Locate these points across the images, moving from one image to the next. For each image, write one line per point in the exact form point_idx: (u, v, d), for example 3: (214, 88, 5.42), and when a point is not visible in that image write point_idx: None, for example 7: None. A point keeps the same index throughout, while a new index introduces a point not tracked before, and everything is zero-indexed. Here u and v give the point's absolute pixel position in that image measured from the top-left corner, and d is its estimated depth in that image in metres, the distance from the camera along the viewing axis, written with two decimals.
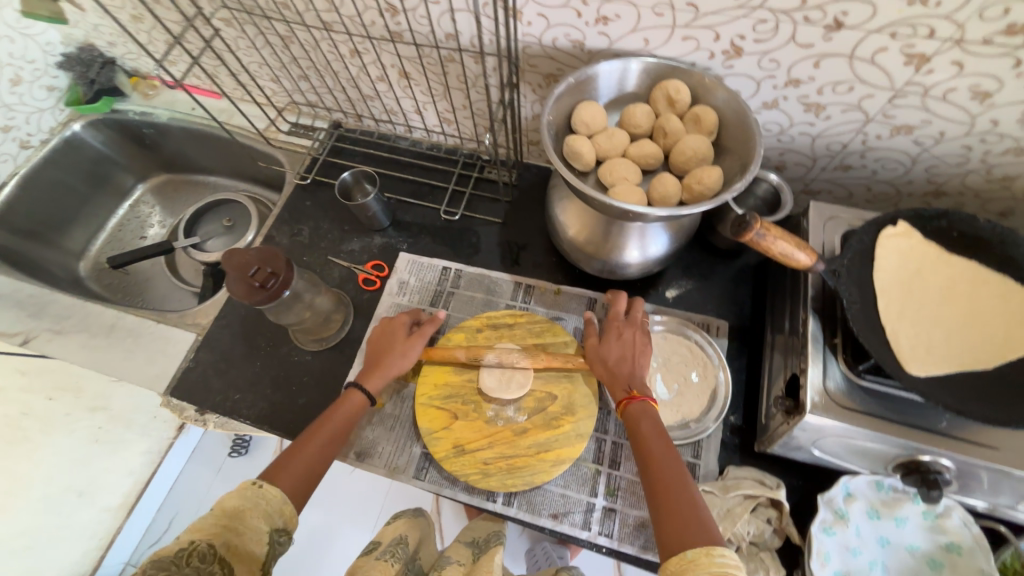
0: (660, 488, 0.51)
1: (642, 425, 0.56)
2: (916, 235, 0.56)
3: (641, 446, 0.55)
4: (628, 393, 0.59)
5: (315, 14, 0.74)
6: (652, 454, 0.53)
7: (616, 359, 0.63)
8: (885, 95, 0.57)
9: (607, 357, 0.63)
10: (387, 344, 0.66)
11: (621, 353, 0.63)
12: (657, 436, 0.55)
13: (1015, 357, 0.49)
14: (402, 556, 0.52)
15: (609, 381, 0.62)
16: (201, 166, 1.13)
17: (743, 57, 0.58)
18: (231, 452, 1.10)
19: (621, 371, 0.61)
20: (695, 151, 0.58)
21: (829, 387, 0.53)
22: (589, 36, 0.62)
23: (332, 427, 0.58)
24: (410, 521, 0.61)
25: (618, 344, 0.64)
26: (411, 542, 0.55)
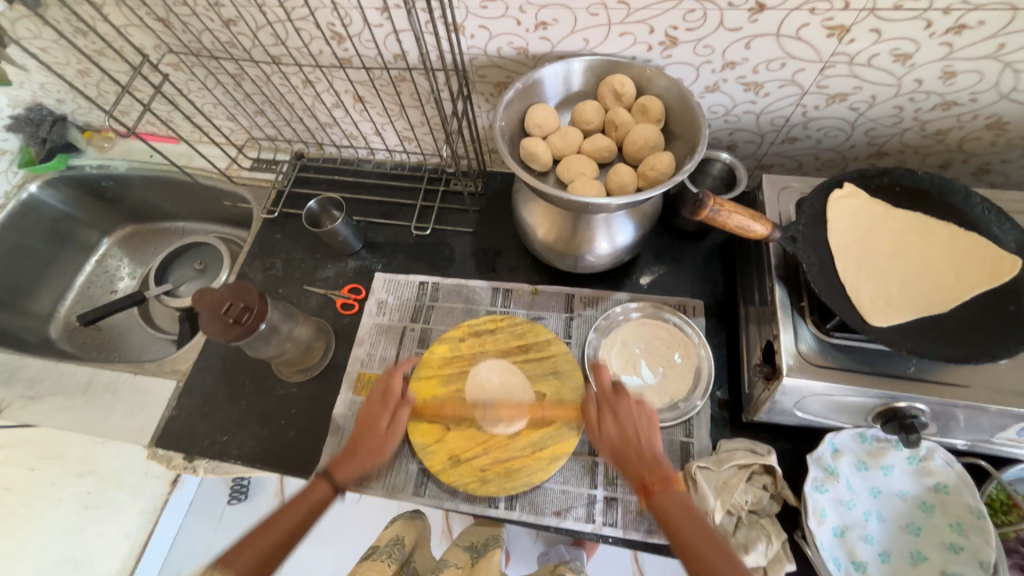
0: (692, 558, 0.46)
1: (668, 511, 0.50)
2: (862, 194, 0.58)
3: (677, 540, 0.47)
4: (644, 483, 0.53)
5: (263, 48, 0.75)
6: (675, 526, 0.48)
7: (619, 440, 0.57)
8: (815, 68, 0.60)
9: (611, 441, 0.57)
10: (371, 418, 0.62)
11: (622, 431, 0.57)
12: (683, 513, 0.49)
13: (968, 297, 0.52)
14: (398, 557, 0.57)
15: (620, 464, 0.56)
16: (166, 213, 1.12)
17: (680, 47, 0.61)
18: (230, 500, 0.96)
19: (636, 450, 0.55)
20: (646, 140, 0.60)
21: (802, 349, 0.55)
22: (531, 41, 0.64)
23: (303, 504, 0.54)
24: (406, 522, 0.64)
25: (616, 425, 0.58)
26: (407, 542, 0.60)
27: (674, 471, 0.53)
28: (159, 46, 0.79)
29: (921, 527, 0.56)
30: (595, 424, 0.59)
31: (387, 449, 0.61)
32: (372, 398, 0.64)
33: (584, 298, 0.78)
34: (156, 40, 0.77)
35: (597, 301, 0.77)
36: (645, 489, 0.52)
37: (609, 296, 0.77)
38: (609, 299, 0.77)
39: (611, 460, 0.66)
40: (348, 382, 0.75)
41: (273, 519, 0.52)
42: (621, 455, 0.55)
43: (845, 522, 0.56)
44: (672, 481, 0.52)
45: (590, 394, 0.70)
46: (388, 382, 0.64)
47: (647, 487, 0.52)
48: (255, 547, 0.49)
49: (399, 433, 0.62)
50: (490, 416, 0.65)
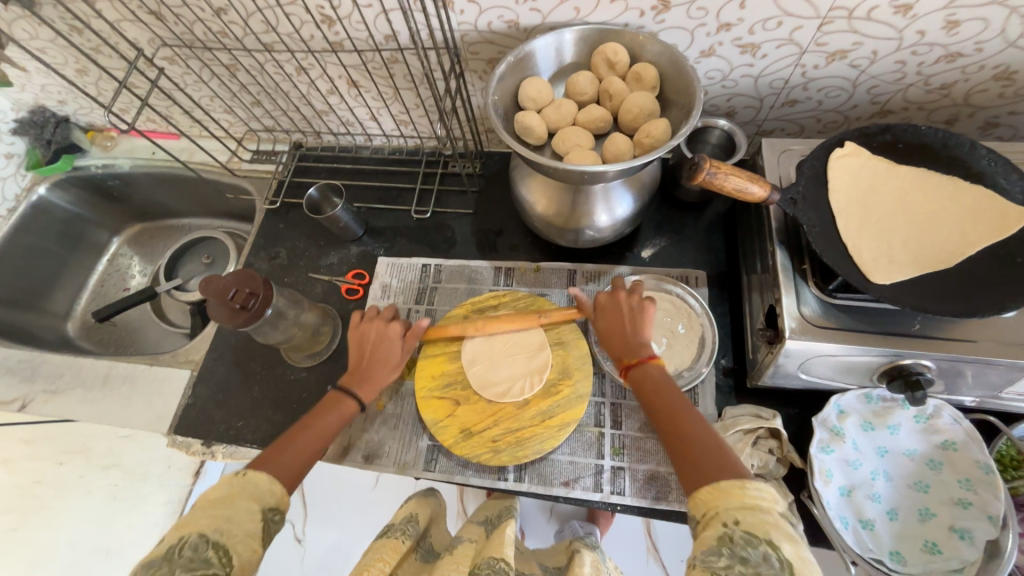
0: (670, 416, 0.50)
1: (648, 383, 0.54)
2: (864, 152, 0.57)
3: (656, 415, 0.51)
4: (625, 360, 0.57)
5: (255, 36, 0.75)
6: (653, 396, 0.53)
7: (608, 327, 0.60)
8: (813, 25, 0.59)
9: (603, 325, 0.60)
10: (383, 354, 0.64)
11: (619, 322, 0.59)
12: (665, 387, 0.53)
13: (974, 252, 0.51)
14: (412, 533, 0.58)
15: (606, 344, 0.60)
16: (172, 210, 1.14)
17: (672, 11, 0.60)
18: None
19: (622, 337, 0.58)
20: (641, 108, 0.60)
21: (805, 312, 0.55)
22: (522, 14, 0.63)
23: (325, 424, 0.57)
24: (419, 502, 0.66)
25: (610, 309, 0.60)
26: (421, 518, 0.62)
27: (655, 352, 0.56)
28: (153, 40, 0.79)
29: (930, 484, 0.56)
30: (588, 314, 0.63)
31: (401, 360, 0.65)
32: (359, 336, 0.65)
33: (586, 273, 0.78)
34: (150, 34, 0.78)
35: (599, 275, 0.77)
36: (625, 366, 0.57)
37: (611, 270, 0.77)
38: (611, 273, 0.77)
39: (618, 430, 0.67)
40: None
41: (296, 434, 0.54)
42: (610, 339, 0.59)
43: (852, 482, 0.57)
44: (653, 359, 0.56)
45: (595, 366, 0.71)
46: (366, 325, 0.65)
47: (628, 363, 0.57)
48: (292, 447, 0.53)
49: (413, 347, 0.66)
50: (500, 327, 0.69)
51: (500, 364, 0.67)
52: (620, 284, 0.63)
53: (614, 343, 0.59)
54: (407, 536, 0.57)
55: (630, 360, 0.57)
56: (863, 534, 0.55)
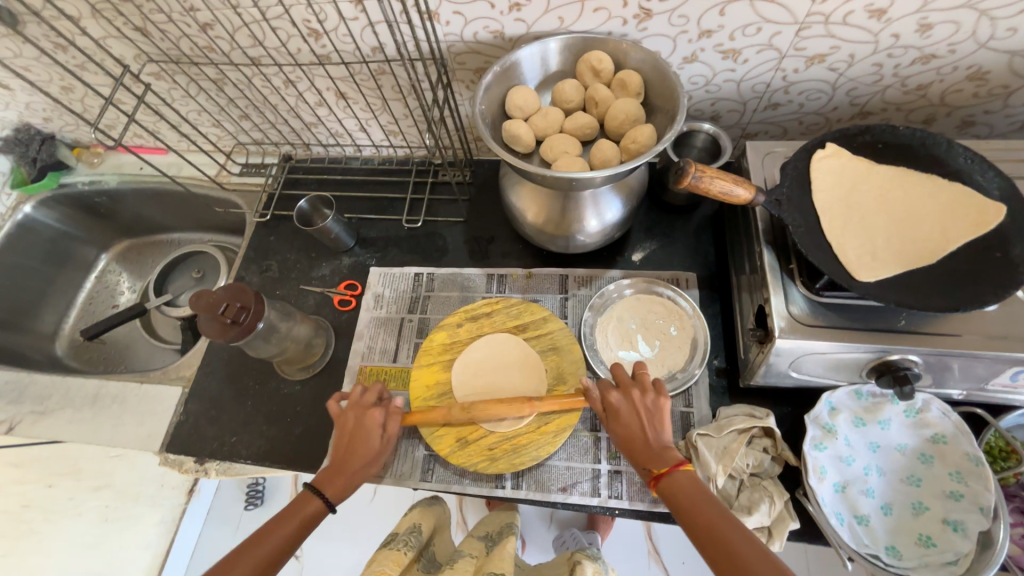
0: (712, 540, 0.44)
1: (678, 497, 0.48)
2: (846, 153, 0.59)
3: (682, 517, 0.47)
4: (651, 471, 0.51)
5: (241, 50, 0.75)
6: (695, 512, 0.46)
7: (629, 425, 0.55)
8: (791, 30, 0.60)
9: (624, 428, 0.55)
10: (362, 441, 0.60)
11: (633, 427, 0.55)
12: (699, 496, 0.47)
13: (955, 248, 0.52)
14: (414, 545, 0.59)
15: (629, 450, 0.55)
16: (161, 225, 1.13)
17: (654, 18, 0.61)
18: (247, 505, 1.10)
19: (643, 441, 0.54)
20: (627, 114, 0.60)
21: (793, 311, 0.56)
22: (507, 24, 0.64)
23: (290, 526, 0.53)
24: (424, 510, 0.66)
25: (629, 415, 0.56)
26: (425, 529, 0.62)
27: (682, 456, 0.51)
28: (139, 56, 0.79)
29: (922, 478, 0.57)
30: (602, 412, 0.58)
31: (381, 454, 0.60)
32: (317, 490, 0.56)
33: (578, 278, 0.78)
34: (136, 50, 0.78)
35: (591, 280, 0.78)
36: (651, 477, 0.51)
37: (602, 274, 0.78)
38: (602, 277, 0.78)
39: None
40: (350, 376, 0.76)
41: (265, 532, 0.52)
42: (628, 445, 0.54)
43: (845, 477, 0.57)
44: (681, 465, 0.50)
45: (589, 369, 0.71)
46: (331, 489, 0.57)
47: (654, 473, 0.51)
48: (256, 551, 0.50)
49: (393, 440, 0.61)
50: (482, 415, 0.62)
51: (486, 408, 0.62)
52: (622, 374, 0.59)
53: (637, 451, 0.54)
54: (410, 547, 0.57)
55: (657, 470, 0.51)
56: (858, 529, 0.55)
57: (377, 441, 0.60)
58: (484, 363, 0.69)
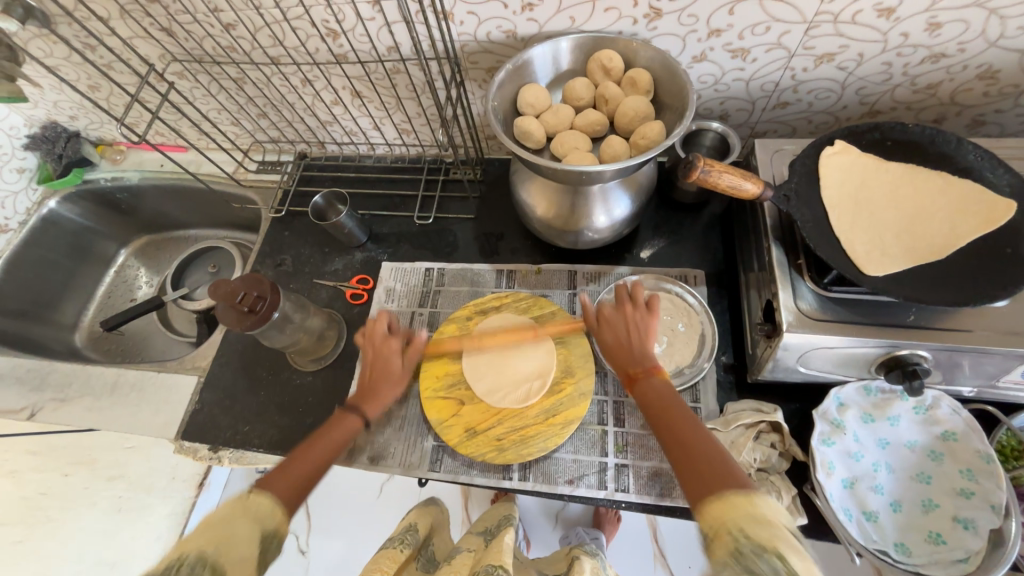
0: (687, 448, 0.47)
1: (662, 398, 0.53)
2: (854, 149, 0.59)
3: (659, 411, 0.52)
4: (631, 372, 0.57)
5: (262, 50, 0.77)
6: (661, 404, 0.52)
7: (617, 338, 0.60)
8: (800, 29, 0.61)
9: (610, 341, 0.60)
10: (384, 364, 0.64)
11: (618, 334, 0.60)
12: (668, 397, 0.53)
13: (965, 243, 0.52)
14: (410, 542, 0.61)
15: (613, 357, 0.60)
16: (179, 221, 1.16)
17: (664, 18, 0.62)
18: None
19: (627, 348, 0.59)
20: (636, 111, 0.62)
21: (802, 306, 0.56)
22: (519, 24, 0.66)
23: (331, 440, 0.57)
24: (421, 510, 0.68)
25: (619, 320, 0.61)
26: (420, 527, 0.64)
27: (658, 363, 0.56)
28: (164, 56, 0.82)
29: (932, 475, 0.56)
30: (592, 325, 0.64)
31: (404, 380, 0.65)
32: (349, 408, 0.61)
33: (586, 274, 0.79)
34: (161, 50, 0.81)
35: (599, 276, 0.78)
36: (629, 378, 0.57)
37: (611, 271, 0.79)
38: (610, 274, 0.78)
39: (620, 428, 0.67)
40: (361, 368, 0.77)
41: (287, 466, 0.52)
42: (614, 351, 0.59)
43: (853, 474, 0.57)
44: (656, 371, 0.56)
45: (596, 364, 0.72)
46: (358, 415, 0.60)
47: (634, 375, 0.56)
48: (297, 468, 0.52)
49: (414, 364, 0.66)
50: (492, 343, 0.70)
51: (496, 342, 0.70)
52: (622, 291, 0.64)
53: (621, 351, 0.59)
54: (405, 545, 0.60)
55: (634, 371, 0.57)
56: (866, 526, 0.55)
57: (395, 383, 0.64)
58: (499, 331, 0.71)
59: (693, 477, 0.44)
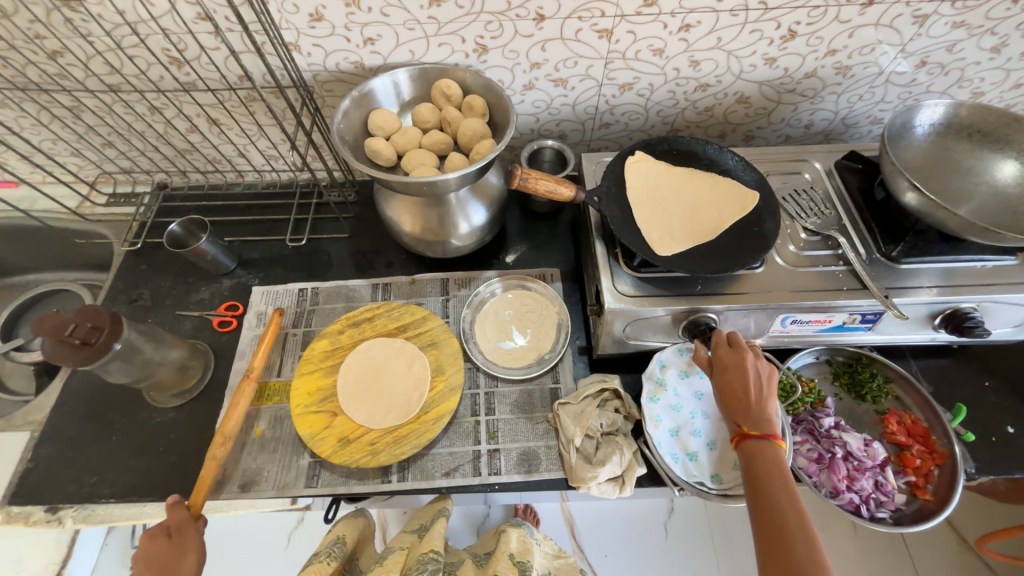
0: (763, 504, 0.51)
1: (759, 459, 0.54)
2: (650, 157, 0.73)
3: (752, 481, 0.53)
4: (740, 431, 0.56)
5: (98, 78, 0.75)
6: (762, 479, 0.53)
7: (742, 389, 0.58)
8: (600, 63, 0.75)
9: (729, 385, 0.59)
10: (171, 567, 0.55)
11: (750, 387, 0.57)
12: (776, 472, 0.53)
13: (728, 226, 0.67)
14: (337, 554, 0.71)
15: (726, 403, 0.58)
16: (13, 266, 1.04)
17: (491, 53, 0.72)
18: None
19: (743, 403, 0.57)
20: (473, 131, 0.70)
21: (620, 286, 0.67)
22: (365, 56, 0.72)
23: None
24: (348, 522, 0.79)
25: (740, 373, 0.58)
26: (346, 539, 0.74)
27: (777, 433, 0.55)
28: None
29: None
30: (707, 364, 0.62)
31: (196, 549, 0.58)
32: (151, 536, 0.57)
33: (458, 280, 0.85)
34: None
35: (469, 281, 0.85)
36: (740, 435, 0.56)
37: (480, 275, 0.86)
38: (479, 278, 0.85)
39: (492, 416, 0.73)
40: (230, 396, 0.75)
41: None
42: (728, 401, 0.58)
43: (677, 423, 0.68)
44: (772, 440, 0.54)
45: (468, 360, 0.77)
46: (183, 514, 0.59)
47: (744, 435, 0.56)
48: None
49: (196, 533, 0.59)
50: (377, 378, 0.71)
51: (375, 382, 0.71)
52: (734, 340, 0.62)
53: (734, 402, 0.57)
54: (333, 557, 0.69)
55: (748, 430, 0.55)
56: (690, 465, 0.65)
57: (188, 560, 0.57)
58: (371, 361, 0.73)
59: (772, 558, 0.48)
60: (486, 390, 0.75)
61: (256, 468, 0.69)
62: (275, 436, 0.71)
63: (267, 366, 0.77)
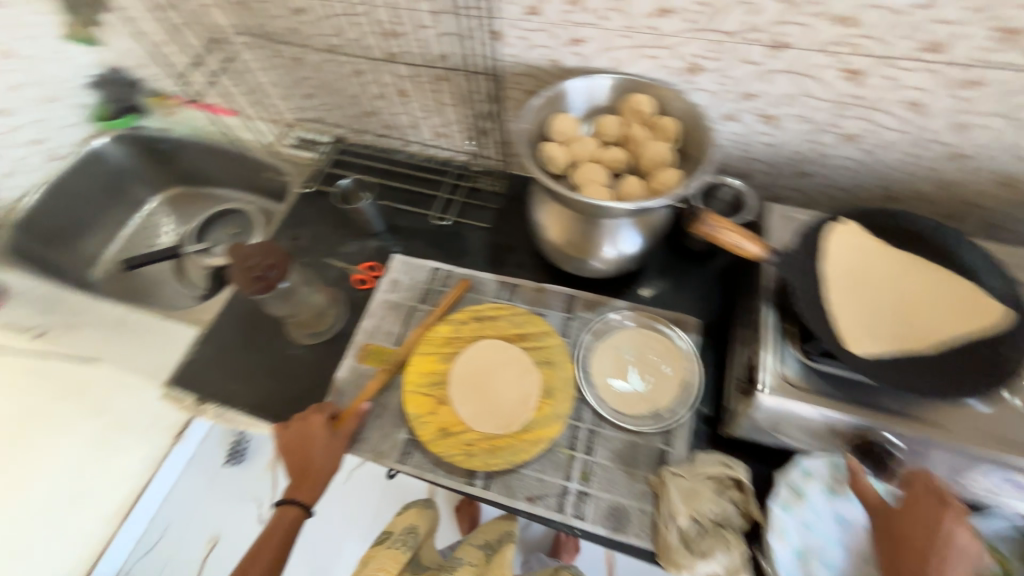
0: None
1: None
2: (862, 229, 0.60)
3: None
4: None
5: (323, 37, 0.82)
6: None
7: (920, 536, 0.49)
8: (829, 107, 0.63)
9: (904, 525, 0.51)
10: (317, 459, 0.68)
11: (935, 539, 0.48)
12: None
13: (953, 342, 0.53)
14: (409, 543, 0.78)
15: (894, 544, 0.51)
16: (211, 180, 1.23)
17: (701, 74, 0.65)
18: (227, 461, 1.47)
19: (919, 553, 0.49)
20: (658, 156, 0.64)
21: (785, 371, 0.57)
22: (564, 56, 0.70)
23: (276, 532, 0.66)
24: (418, 512, 0.86)
25: (925, 519, 0.49)
26: (418, 531, 0.82)
27: None
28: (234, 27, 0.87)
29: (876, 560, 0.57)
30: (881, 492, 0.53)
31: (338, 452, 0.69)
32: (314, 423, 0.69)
33: (585, 301, 0.80)
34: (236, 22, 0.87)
35: (597, 305, 0.80)
36: None
37: (609, 302, 0.80)
38: (609, 305, 0.80)
39: (589, 456, 0.68)
40: (352, 349, 0.79)
41: (258, 552, 0.65)
42: (899, 543, 0.50)
43: (807, 545, 0.57)
44: None
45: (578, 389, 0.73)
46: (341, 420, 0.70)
47: None
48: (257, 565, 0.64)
49: (343, 439, 0.69)
50: (487, 383, 0.70)
51: (485, 388, 0.70)
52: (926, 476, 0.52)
53: (905, 547, 0.50)
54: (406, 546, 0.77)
55: None
56: None
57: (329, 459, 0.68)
58: (484, 362, 0.72)
59: None
60: (589, 427, 0.70)
61: (360, 427, 0.73)
62: (383, 402, 0.74)
63: (388, 332, 0.81)
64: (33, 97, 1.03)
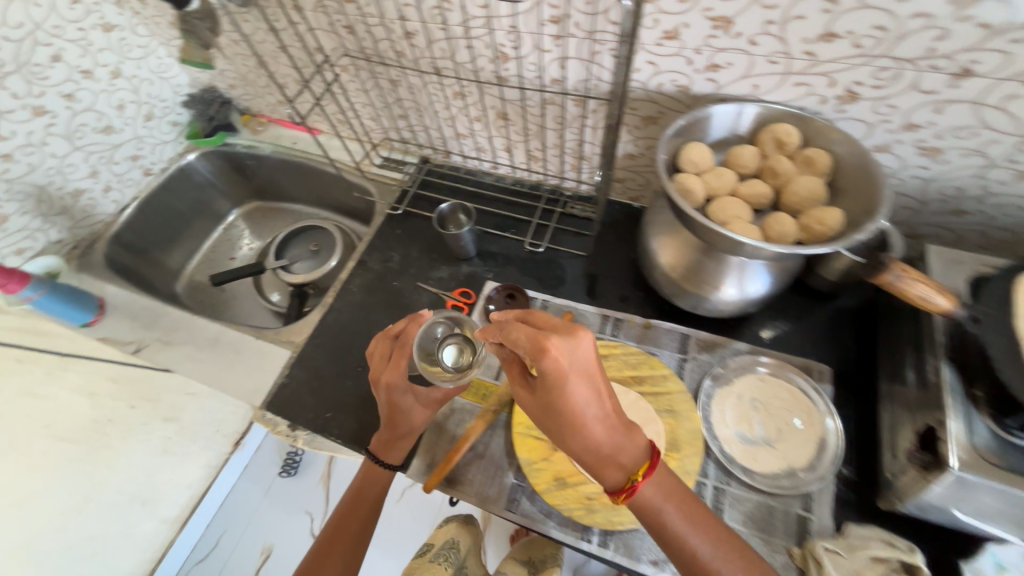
0: None
1: None
2: None
3: None
4: None
5: (430, 60, 0.79)
6: None
7: None
8: (1012, 141, 0.56)
9: None
10: (404, 420, 0.65)
11: None
12: None
13: None
14: (452, 560, 0.78)
15: None
16: (290, 196, 1.23)
17: (858, 103, 0.59)
18: (282, 472, 1.29)
19: None
20: (809, 192, 0.59)
21: (976, 443, 0.49)
22: (696, 82, 0.65)
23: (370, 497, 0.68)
24: (460, 528, 0.86)
25: None
26: (460, 547, 0.82)
27: None
28: (338, 49, 0.85)
29: None
30: None
31: (424, 415, 0.66)
32: (403, 391, 0.63)
33: (699, 341, 0.75)
34: (337, 44, 0.84)
35: (713, 346, 0.74)
36: None
37: (726, 343, 0.74)
38: (725, 346, 0.74)
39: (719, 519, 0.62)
40: None
41: (351, 509, 0.68)
42: None
43: None
44: None
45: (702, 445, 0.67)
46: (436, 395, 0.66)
47: None
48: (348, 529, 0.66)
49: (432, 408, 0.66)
50: None
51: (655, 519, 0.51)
52: None
53: None
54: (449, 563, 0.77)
55: None
56: None
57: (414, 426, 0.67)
58: None
59: None
60: (716, 484, 0.64)
61: (462, 466, 0.69)
62: (486, 444, 0.70)
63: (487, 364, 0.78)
64: (134, 116, 1.05)
